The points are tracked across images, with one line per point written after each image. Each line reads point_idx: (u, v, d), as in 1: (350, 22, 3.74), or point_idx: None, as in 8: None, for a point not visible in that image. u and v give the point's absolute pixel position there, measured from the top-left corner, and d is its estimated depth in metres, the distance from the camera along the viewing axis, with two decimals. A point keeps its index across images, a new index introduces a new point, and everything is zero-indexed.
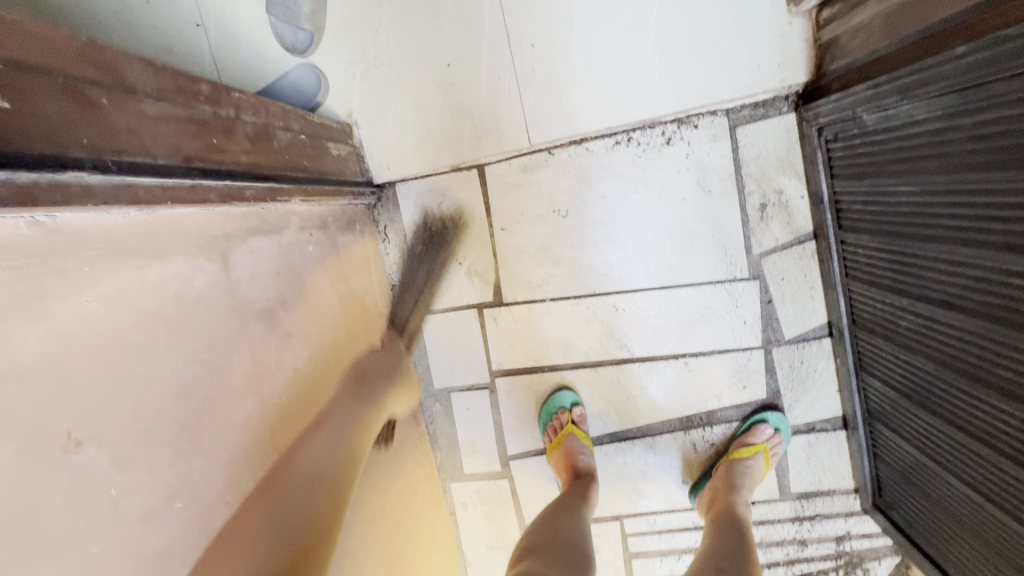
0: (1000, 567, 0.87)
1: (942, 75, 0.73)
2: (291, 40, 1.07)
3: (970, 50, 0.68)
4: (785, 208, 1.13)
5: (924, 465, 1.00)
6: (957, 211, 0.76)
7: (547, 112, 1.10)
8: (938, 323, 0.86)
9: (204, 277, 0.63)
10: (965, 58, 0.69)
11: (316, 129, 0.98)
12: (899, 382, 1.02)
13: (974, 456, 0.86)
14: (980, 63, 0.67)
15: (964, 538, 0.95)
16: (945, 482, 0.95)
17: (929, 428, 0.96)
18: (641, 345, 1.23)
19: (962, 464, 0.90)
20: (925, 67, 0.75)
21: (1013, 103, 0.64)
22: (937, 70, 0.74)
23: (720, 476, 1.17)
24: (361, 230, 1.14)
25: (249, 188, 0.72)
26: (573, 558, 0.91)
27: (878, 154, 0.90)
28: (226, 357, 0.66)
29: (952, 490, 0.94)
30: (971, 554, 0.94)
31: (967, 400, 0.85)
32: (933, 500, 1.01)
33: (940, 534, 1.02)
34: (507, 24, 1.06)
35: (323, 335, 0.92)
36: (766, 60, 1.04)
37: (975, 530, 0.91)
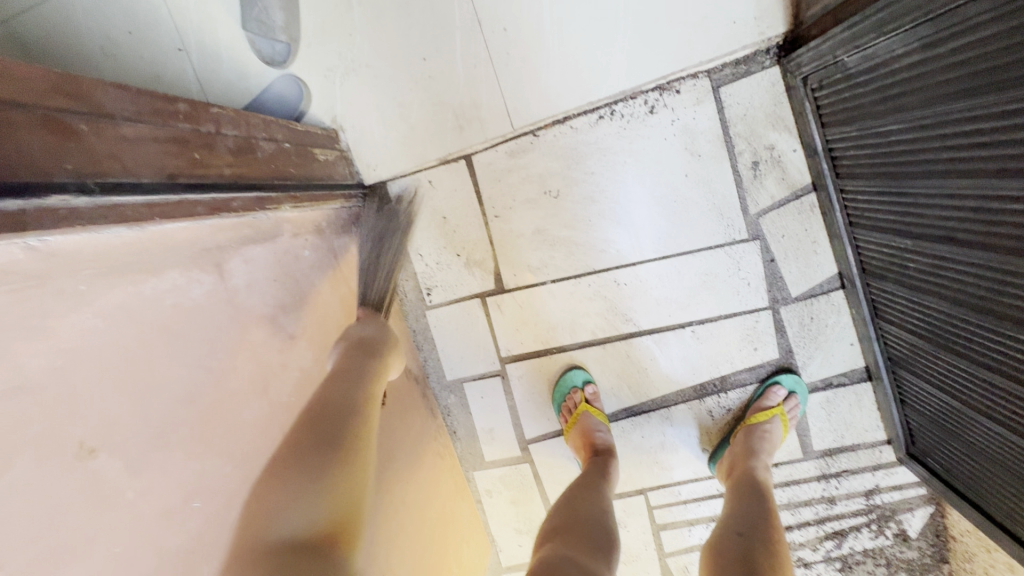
0: None
1: (912, 6, 0.73)
2: (270, 53, 1.09)
3: None
4: (778, 164, 1.11)
5: (951, 407, 0.98)
6: (943, 144, 0.75)
7: (526, 94, 1.10)
8: (941, 261, 0.85)
9: (200, 287, 0.66)
10: None
11: (301, 137, 1.00)
12: (914, 326, 1.00)
13: (998, 392, 0.85)
14: None
15: (1005, 479, 0.93)
16: (974, 421, 0.93)
17: (950, 369, 0.94)
18: (646, 318, 1.23)
19: (988, 402, 0.88)
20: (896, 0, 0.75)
21: (985, 25, 0.64)
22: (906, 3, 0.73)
23: (741, 441, 1.16)
24: (358, 232, 1.17)
25: (236, 200, 0.75)
26: (592, 533, 0.92)
27: (863, 96, 0.88)
28: (230, 362, 0.68)
29: (982, 429, 0.92)
30: (1015, 493, 0.92)
31: (981, 336, 0.84)
32: (967, 443, 0.99)
33: (982, 475, 0.99)
34: (476, 11, 1.06)
35: (328, 336, 0.94)
36: (742, 15, 1.02)
37: (1015, 470, 0.89)
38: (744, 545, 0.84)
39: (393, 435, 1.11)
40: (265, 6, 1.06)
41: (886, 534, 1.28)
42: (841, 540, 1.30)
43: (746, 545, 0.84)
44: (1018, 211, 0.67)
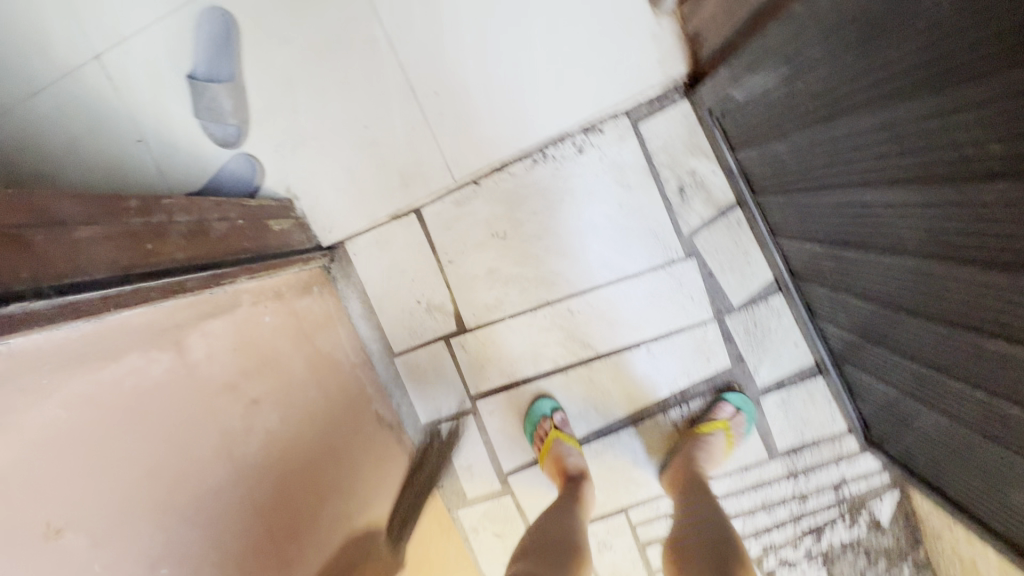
0: (972, 469, 0.92)
1: (771, 50, 0.83)
2: (222, 135, 1.18)
3: (782, 25, 0.78)
4: (702, 186, 1.20)
5: (891, 391, 1.06)
6: (823, 162, 0.84)
7: (463, 149, 1.19)
8: (846, 261, 0.93)
9: (159, 366, 0.71)
10: (782, 32, 0.79)
11: (255, 211, 1.07)
12: (844, 320, 1.08)
13: (919, 374, 0.92)
14: (795, 33, 0.77)
15: (942, 454, 1.00)
16: (911, 402, 1.00)
17: (881, 357, 1.02)
18: (603, 341, 1.29)
19: (916, 386, 0.95)
20: (757, 45, 0.85)
21: (829, 62, 0.74)
22: (766, 47, 0.84)
23: (682, 453, 1.22)
24: (320, 291, 1.23)
25: (189, 280, 0.81)
26: (560, 558, 0.95)
27: (754, 124, 0.98)
28: (194, 432, 0.73)
29: (917, 409, 1.00)
30: (958, 471, 0.97)
31: (892, 325, 0.92)
32: (909, 424, 1.06)
33: (925, 452, 1.06)
34: (408, 80, 1.16)
35: (294, 395, 0.99)
36: (647, 60, 1.13)
37: (948, 444, 0.96)
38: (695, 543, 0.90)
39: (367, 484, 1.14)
40: (213, 94, 1.14)
41: (860, 524, 1.32)
42: (819, 535, 1.33)
43: (694, 552, 0.89)
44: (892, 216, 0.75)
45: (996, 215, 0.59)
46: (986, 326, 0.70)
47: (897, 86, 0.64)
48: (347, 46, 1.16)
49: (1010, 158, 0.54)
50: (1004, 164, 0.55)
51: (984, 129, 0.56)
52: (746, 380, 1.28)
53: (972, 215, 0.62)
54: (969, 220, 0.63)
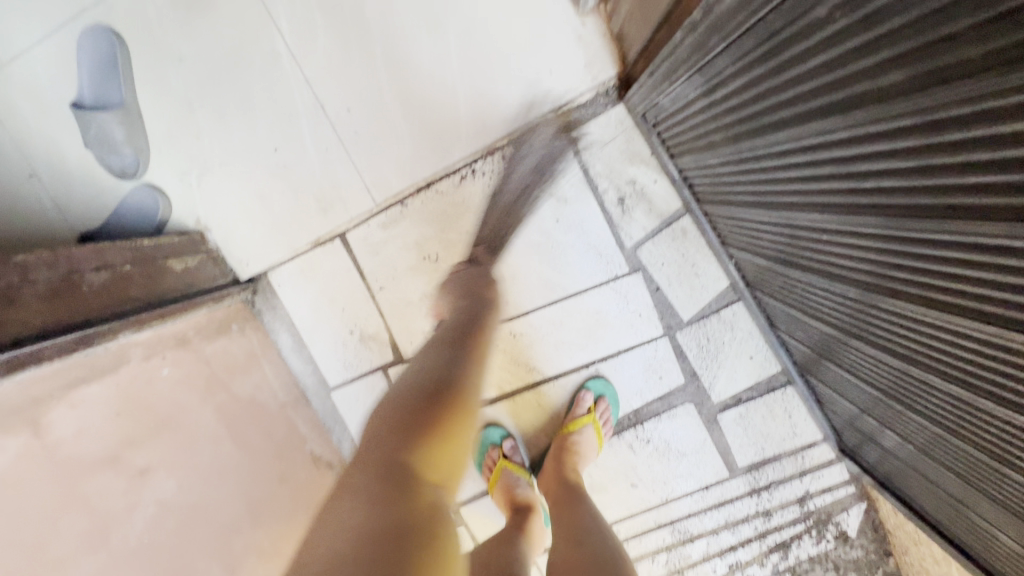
0: (944, 490, 0.87)
1: (682, 61, 0.75)
2: (120, 166, 1.08)
3: (687, 35, 0.70)
4: (643, 196, 1.12)
5: (854, 407, 1.00)
6: (751, 180, 0.77)
7: (383, 168, 1.10)
8: (793, 280, 0.86)
9: (4, 455, 0.63)
10: (688, 43, 0.70)
11: (151, 252, 0.98)
12: (800, 334, 1.01)
13: (878, 396, 0.86)
14: (701, 44, 0.68)
15: (911, 470, 0.95)
16: (875, 420, 0.94)
17: (839, 373, 0.95)
18: (549, 363, 1.22)
19: (878, 408, 0.89)
20: (670, 55, 0.77)
21: (738, 76, 0.66)
22: (677, 58, 0.75)
23: (551, 459, 1.15)
24: (240, 328, 1.14)
25: (48, 347, 0.73)
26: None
27: (683, 134, 0.90)
28: (51, 525, 0.65)
29: (881, 427, 0.94)
30: (932, 493, 0.92)
31: (845, 346, 0.85)
32: (875, 438, 1.00)
33: (895, 466, 1.01)
34: (317, 97, 1.07)
35: (202, 453, 0.91)
36: (573, 65, 1.04)
37: (915, 463, 0.91)
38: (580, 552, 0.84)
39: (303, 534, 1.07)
40: (103, 124, 1.04)
41: (827, 538, 1.27)
42: (786, 552, 1.28)
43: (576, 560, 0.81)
44: (824, 241, 0.69)
45: (929, 250, 0.52)
46: (946, 358, 0.64)
47: (803, 107, 0.57)
48: (248, 62, 1.06)
49: (929, 194, 0.48)
50: (919, 198, 0.49)
51: (891, 160, 0.49)
52: (701, 397, 1.22)
53: (902, 248, 0.56)
54: (901, 253, 0.56)
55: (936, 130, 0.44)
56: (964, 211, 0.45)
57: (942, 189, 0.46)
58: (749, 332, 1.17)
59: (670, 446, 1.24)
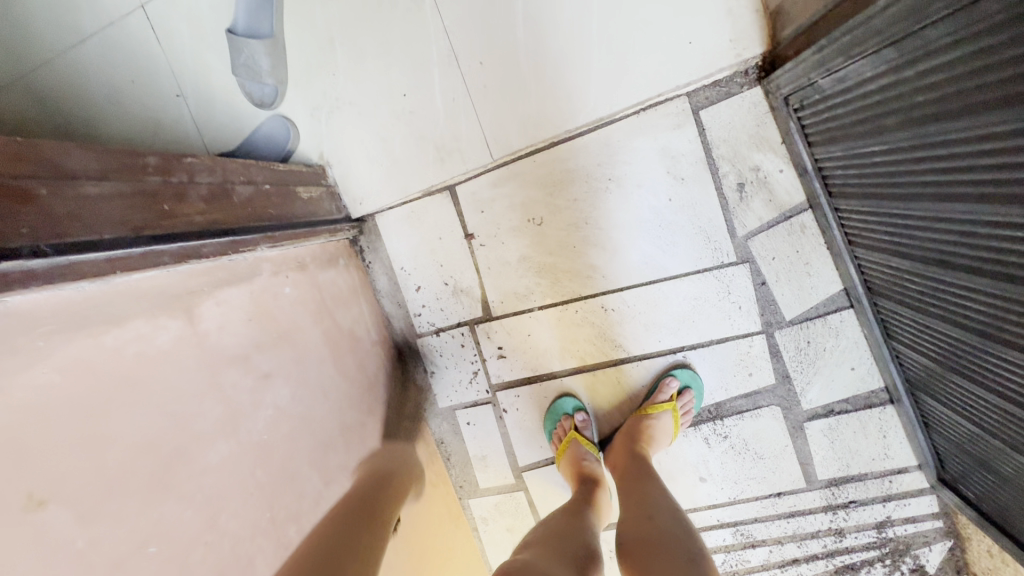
0: None
1: (874, 31, 0.70)
2: (259, 95, 1.14)
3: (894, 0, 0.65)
4: (765, 185, 1.08)
5: (980, 435, 0.92)
6: (925, 168, 0.71)
7: (504, 125, 1.11)
8: (943, 285, 0.79)
9: (166, 333, 0.68)
10: (893, 10, 0.66)
11: (282, 177, 1.04)
12: (927, 348, 0.94)
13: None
14: (911, 9, 0.63)
15: None
16: (1006, 450, 0.87)
17: (973, 395, 0.88)
18: (636, 343, 1.21)
19: (1016, 435, 0.83)
20: (857, 24, 0.72)
21: (947, 48, 0.61)
22: (867, 28, 0.71)
23: (623, 436, 1.17)
24: (346, 263, 1.19)
25: (207, 245, 0.78)
26: (575, 550, 0.89)
27: (840, 118, 0.85)
28: (196, 406, 0.70)
29: (1014, 459, 0.86)
30: None
31: (997, 364, 0.78)
32: (1000, 472, 0.93)
33: (1018, 504, 0.93)
34: (453, 46, 1.08)
35: (309, 371, 0.96)
36: (717, 39, 1.01)
37: None
38: (655, 528, 0.88)
39: (384, 454, 1.14)
40: (252, 53, 1.10)
41: (902, 570, 1.20)
42: None
43: (653, 537, 0.86)
44: (1014, 240, 0.62)
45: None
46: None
47: None
48: (391, 7, 1.09)
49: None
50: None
51: None
52: (790, 402, 1.17)
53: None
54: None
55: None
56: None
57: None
58: (855, 342, 1.12)
59: (748, 447, 1.21)
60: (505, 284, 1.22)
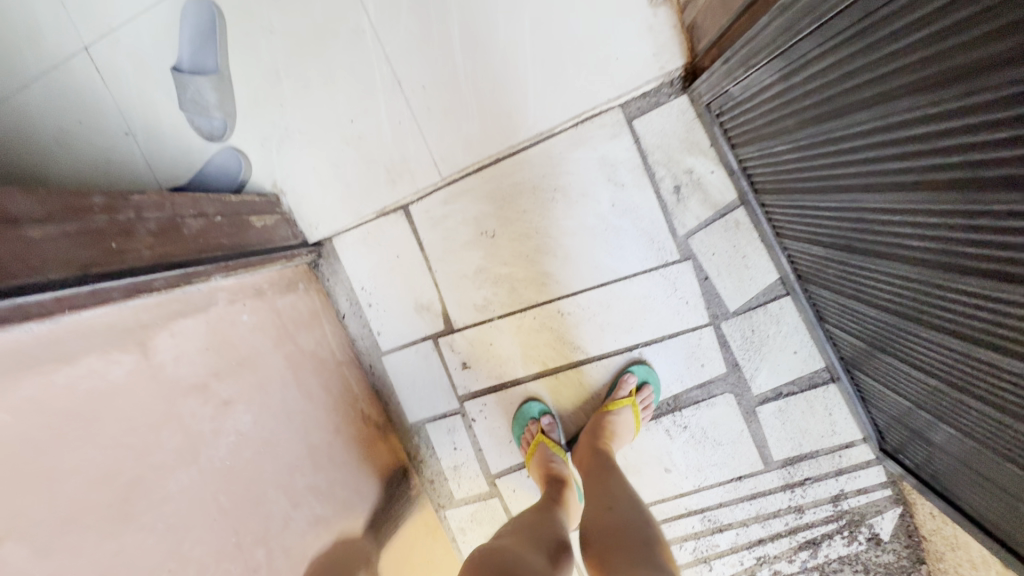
0: (998, 491, 0.87)
1: (765, 44, 0.78)
2: (208, 129, 1.17)
3: (777, 16, 0.73)
4: (699, 186, 1.15)
5: (905, 404, 1.00)
6: (819, 164, 0.79)
7: (450, 145, 1.16)
8: (852, 268, 0.87)
9: (120, 368, 0.70)
10: (776, 25, 0.73)
11: (234, 207, 1.06)
12: (852, 326, 1.02)
13: (936, 391, 0.86)
14: (787, 25, 0.71)
15: (963, 471, 0.94)
16: (927, 417, 0.95)
17: (894, 368, 0.95)
18: (594, 344, 1.25)
19: (936, 406, 0.89)
20: (752, 38, 0.80)
21: (820, 58, 0.69)
22: (759, 40, 0.78)
23: (586, 434, 1.21)
24: (306, 288, 1.22)
25: (157, 279, 0.81)
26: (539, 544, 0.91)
27: (752, 121, 0.92)
28: (154, 435, 0.72)
29: (934, 424, 0.94)
30: (983, 492, 0.92)
31: (906, 337, 0.85)
32: (925, 438, 1.00)
33: (943, 468, 1.01)
34: (395, 72, 1.13)
35: (273, 395, 0.98)
36: (642, 53, 1.08)
37: (968, 463, 0.90)
38: (614, 518, 0.92)
39: None
40: (199, 88, 1.13)
41: (859, 540, 1.27)
42: (815, 550, 1.28)
43: (613, 526, 0.89)
44: (897, 223, 0.69)
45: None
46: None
47: (892, 85, 0.59)
48: (333, 37, 1.13)
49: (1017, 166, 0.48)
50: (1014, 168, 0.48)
51: (987, 137, 0.50)
52: (741, 388, 1.24)
53: (988, 227, 0.55)
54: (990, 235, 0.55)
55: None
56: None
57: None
58: (795, 327, 1.19)
59: (707, 434, 1.27)
60: (464, 297, 1.26)
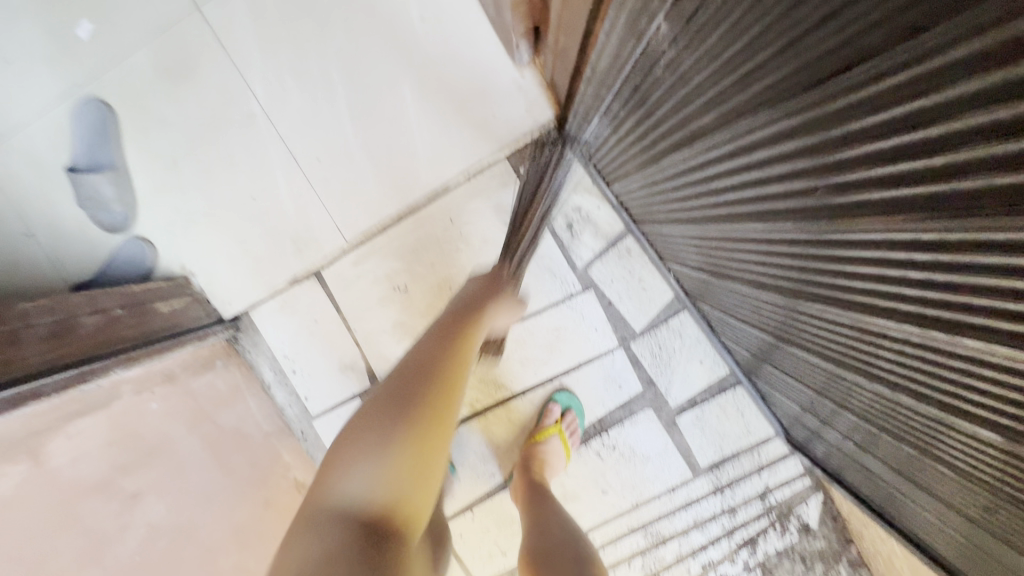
0: (878, 472, 0.97)
1: (589, 106, 0.88)
2: (110, 222, 1.18)
3: (588, 84, 0.82)
4: (588, 221, 1.24)
5: (794, 402, 1.10)
6: (665, 200, 0.89)
7: (351, 210, 1.22)
8: (721, 285, 0.97)
9: (9, 480, 0.70)
10: (590, 91, 0.83)
11: (138, 297, 1.07)
12: (739, 336, 1.12)
13: (809, 389, 0.96)
14: (595, 92, 0.81)
15: (850, 457, 1.04)
16: (811, 412, 1.05)
17: (778, 370, 1.05)
18: (517, 380, 1.31)
19: (818, 406, 0.98)
20: (580, 101, 0.91)
21: (627, 118, 0.79)
22: (585, 103, 0.89)
23: (520, 465, 1.24)
24: (224, 364, 1.23)
25: (46, 385, 0.81)
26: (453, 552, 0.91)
27: (611, 166, 1.03)
28: (50, 544, 0.73)
29: (818, 418, 1.04)
30: (868, 473, 1.02)
31: (775, 342, 0.95)
32: (816, 431, 1.11)
33: (836, 455, 1.11)
34: (290, 149, 1.19)
35: (190, 479, 0.98)
36: (516, 109, 1.18)
37: (851, 449, 1.00)
38: (549, 538, 0.96)
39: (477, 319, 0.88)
40: (94, 184, 1.14)
41: (791, 530, 1.33)
42: (754, 547, 1.34)
43: (549, 544, 0.94)
44: (732, 248, 0.78)
45: (825, 257, 0.59)
46: (860, 348, 0.70)
47: (682, 138, 0.68)
48: (226, 124, 1.18)
49: (825, 195, 0.51)
50: (820, 198, 0.52)
51: (759, 174, 0.59)
52: (659, 403, 1.31)
53: (800, 257, 0.63)
54: (798, 254, 0.63)
55: (788, 139, 0.51)
56: (855, 214, 0.49)
57: (834, 192, 0.50)
58: (696, 339, 1.28)
59: (635, 451, 1.32)
60: (386, 351, 1.29)
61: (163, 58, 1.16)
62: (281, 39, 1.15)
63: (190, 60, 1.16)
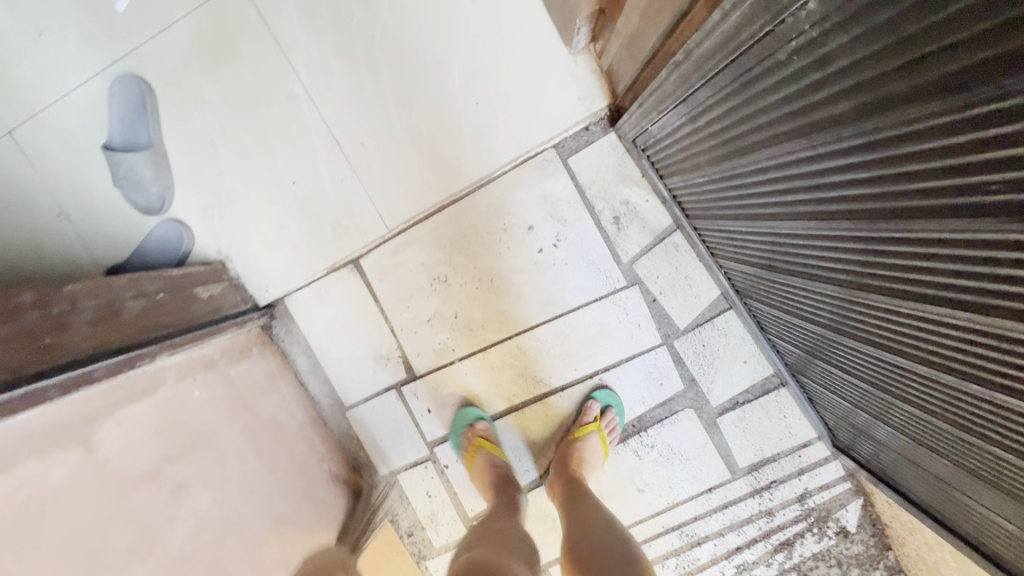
0: (936, 478, 0.94)
1: (665, 94, 0.84)
2: (146, 203, 1.15)
3: (670, 72, 0.79)
4: (636, 215, 1.20)
5: (847, 405, 1.06)
6: (732, 196, 0.86)
7: (394, 197, 1.19)
8: (779, 284, 0.94)
9: (62, 468, 0.68)
10: (670, 79, 0.80)
11: (178, 281, 1.06)
12: (792, 337, 1.09)
13: (868, 393, 0.93)
14: (679, 77, 0.78)
15: (905, 461, 1.01)
16: (867, 416, 1.02)
17: (833, 374, 1.02)
18: (556, 375, 1.28)
19: (876, 408, 0.95)
20: (652, 88, 0.87)
21: (711, 108, 0.76)
22: (660, 90, 0.85)
23: (558, 460, 1.21)
24: (260, 352, 1.20)
25: (97, 369, 0.79)
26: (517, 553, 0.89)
27: (673, 157, 0.99)
28: (105, 532, 0.70)
29: (873, 421, 1.01)
30: (924, 479, 0.99)
31: (834, 346, 0.92)
32: (870, 435, 1.07)
33: (890, 459, 1.08)
34: (333, 133, 1.16)
35: (231, 470, 0.95)
36: (568, 96, 1.14)
37: (908, 454, 0.97)
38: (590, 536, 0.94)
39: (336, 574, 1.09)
40: (132, 163, 1.12)
41: (828, 534, 1.31)
42: (791, 550, 1.32)
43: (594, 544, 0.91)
44: (808, 251, 0.75)
45: (911, 253, 0.56)
46: (944, 360, 0.66)
47: (774, 133, 0.65)
48: (267, 105, 1.15)
49: (924, 201, 0.50)
50: (917, 203, 0.51)
51: (859, 174, 0.56)
52: (700, 402, 1.28)
53: (884, 252, 0.60)
54: (889, 259, 0.60)
55: (891, 145, 0.50)
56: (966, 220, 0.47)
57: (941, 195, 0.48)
58: (741, 338, 1.25)
59: (673, 450, 1.30)
60: (423, 343, 1.26)
61: (205, 35, 1.12)
62: (327, 17, 1.11)
63: (232, 38, 1.12)
